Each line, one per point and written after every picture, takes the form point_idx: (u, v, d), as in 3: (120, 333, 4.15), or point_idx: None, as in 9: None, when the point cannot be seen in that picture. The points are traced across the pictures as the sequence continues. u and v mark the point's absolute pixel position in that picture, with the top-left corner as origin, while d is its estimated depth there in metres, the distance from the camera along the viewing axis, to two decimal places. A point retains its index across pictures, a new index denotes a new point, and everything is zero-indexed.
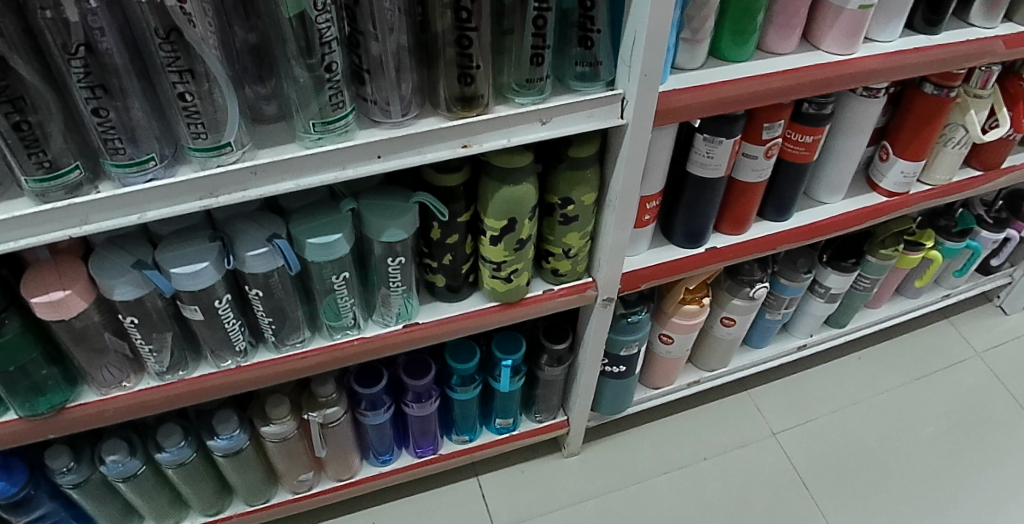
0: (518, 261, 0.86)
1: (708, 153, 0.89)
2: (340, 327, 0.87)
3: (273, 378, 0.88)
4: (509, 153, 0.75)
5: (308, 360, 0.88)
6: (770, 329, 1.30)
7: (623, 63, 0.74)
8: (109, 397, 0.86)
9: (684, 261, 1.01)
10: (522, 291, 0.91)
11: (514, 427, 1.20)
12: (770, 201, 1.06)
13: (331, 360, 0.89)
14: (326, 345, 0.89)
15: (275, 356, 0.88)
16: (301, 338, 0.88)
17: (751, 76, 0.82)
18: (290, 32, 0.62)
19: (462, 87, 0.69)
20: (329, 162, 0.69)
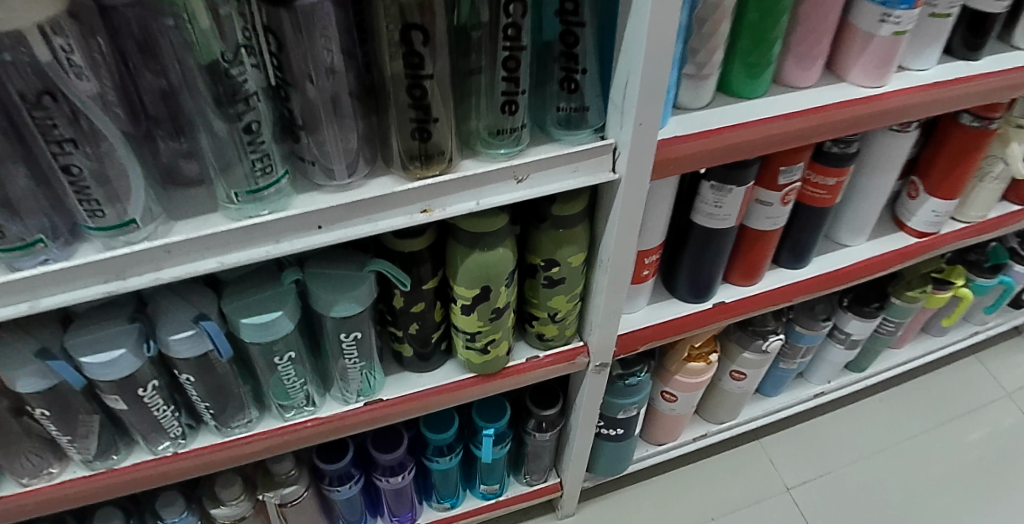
0: (495, 331, 0.75)
1: (716, 203, 0.77)
2: (291, 406, 0.76)
3: (216, 465, 0.77)
4: (481, 215, 0.64)
5: (256, 444, 0.77)
6: (784, 378, 1.18)
7: (615, 108, 0.63)
8: (30, 490, 0.73)
9: (688, 317, 0.89)
10: (501, 361, 0.80)
11: (501, 493, 1.08)
12: (786, 247, 0.94)
13: (286, 442, 0.78)
14: (278, 426, 0.77)
15: (217, 441, 0.76)
16: (247, 417, 0.76)
17: (764, 118, 0.71)
18: (201, 84, 0.51)
19: (419, 143, 0.57)
20: (260, 235, 0.57)
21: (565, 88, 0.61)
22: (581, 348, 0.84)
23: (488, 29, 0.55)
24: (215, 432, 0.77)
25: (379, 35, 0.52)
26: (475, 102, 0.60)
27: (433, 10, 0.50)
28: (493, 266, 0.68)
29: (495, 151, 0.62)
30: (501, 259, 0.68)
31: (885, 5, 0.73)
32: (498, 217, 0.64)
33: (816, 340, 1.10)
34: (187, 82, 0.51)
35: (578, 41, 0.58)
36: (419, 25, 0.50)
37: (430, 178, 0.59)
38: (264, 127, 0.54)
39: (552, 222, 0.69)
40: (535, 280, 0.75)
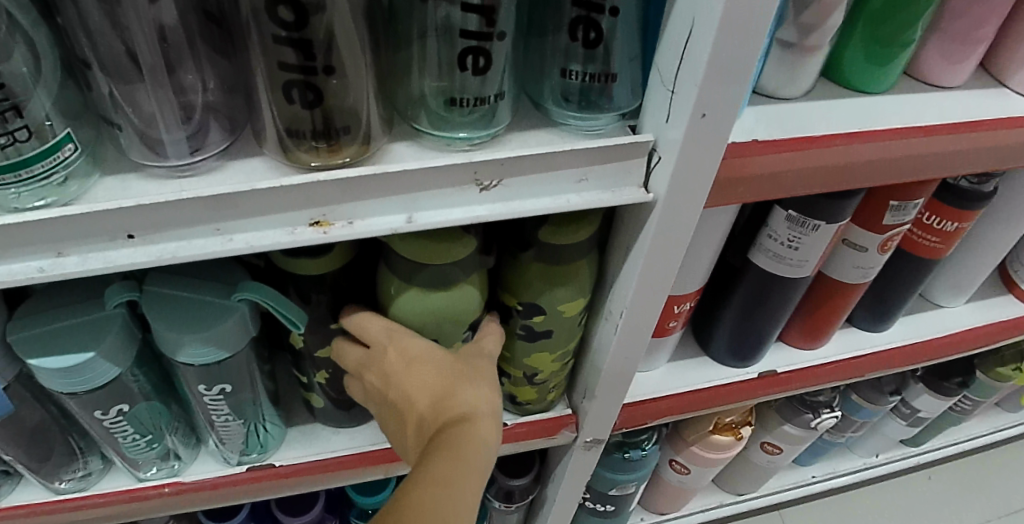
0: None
1: (790, 242, 0.52)
2: (144, 463, 0.53)
3: None
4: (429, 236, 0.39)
5: (92, 510, 0.54)
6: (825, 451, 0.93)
7: (659, 83, 0.37)
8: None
9: (725, 388, 0.64)
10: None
11: None
12: (863, 303, 0.69)
13: (138, 509, 0.55)
14: (126, 488, 0.54)
15: (40, 500, 0.53)
16: (84, 466, 0.54)
17: (889, 128, 0.45)
18: None
19: (302, 108, 0.32)
20: (27, 240, 0.33)
21: (578, 40, 0.36)
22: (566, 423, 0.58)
23: None
24: (41, 488, 0.53)
25: None
26: (415, 44, 0.35)
27: None
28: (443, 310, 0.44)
29: (449, 134, 0.37)
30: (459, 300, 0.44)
31: None
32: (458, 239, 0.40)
33: (874, 416, 0.85)
34: None
35: None
36: None
37: (330, 171, 0.35)
38: (13, 53, 0.30)
39: (538, 253, 0.44)
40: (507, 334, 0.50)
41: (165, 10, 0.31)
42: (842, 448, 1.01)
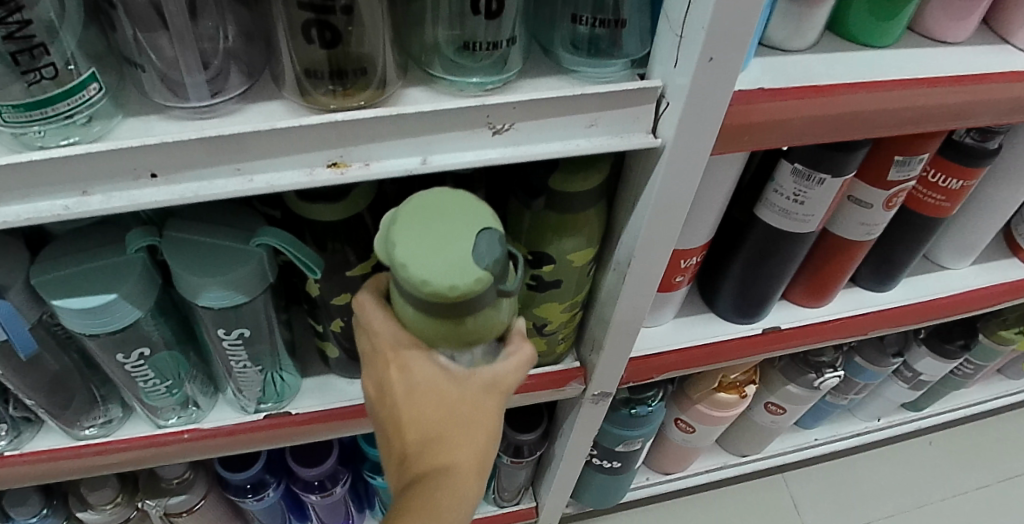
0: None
1: (795, 195, 0.52)
2: (164, 410, 0.55)
3: (59, 475, 0.55)
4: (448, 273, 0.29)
5: (111, 456, 0.55)
6: (826, 413, 0.95)
7: (669, 27, 0.38)
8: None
9: (731, 344, 0.65)
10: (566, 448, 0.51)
11: None
12: (868, 263, 0.69)
13: (156, 455, 0.56)
14: (145, 434, 0.56)
15: (63, 445, 0.55)
16: (104, 414, 0.55)
17: (895, 79, 0.46)
18: None
19: (323, 50, 0.33)
20: (54, 179, 0.34)
21: None
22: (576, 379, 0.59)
23: None
24: (63, 433, 0.55)
25: None
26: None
27: None
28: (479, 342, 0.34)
29: (463, 79, 0.37)
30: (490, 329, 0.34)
31: None
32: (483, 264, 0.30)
33: (876, 378, 0.86)
34: None
35: None
36: None
37: (346, 112, 0.35)
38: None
39: (548, 201, 0.45)
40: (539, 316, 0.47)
41: None
42: (844, 412, 1.03)
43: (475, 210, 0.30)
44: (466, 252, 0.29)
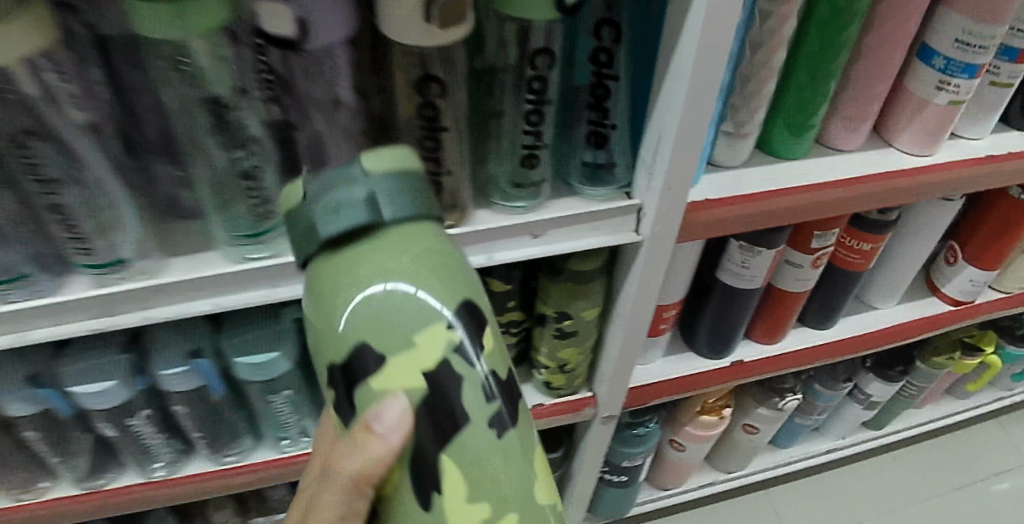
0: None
1: (743, 263, 0.72)
2: (285, 436, 0.73)
3: (205, 493, 0.73)
4: (318, 196, 0.32)
5: (245, 476, 0.73)
6: (798, 433, 1.10)
7: (642, 166, 0.59)
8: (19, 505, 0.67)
9: (705, 374, 0.84)
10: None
11: None
12: (811, 306, 0.88)
13: (278, 473, 0.74)
14: (272, 458, 0.74)
15: (210, 469, 0.72)
16: (240, 445, 0.73)
17: (805, 182, 0.65)
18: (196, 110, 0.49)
19: (431, 194, 0.54)
20: (255, 279, 0.53)
21: (591, 142, 0.58)
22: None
23: (512, 73, 0.53)
24: (210, 460, 0.73)
25: (394, 79, 0.50)
26: (494, 149, 0.57)
27: (455, 60, 0.50)
28: (357, 326, 0.31)
29: (513, 204, 0.58)
30: (371, 309, 0.31)
31: (944, 71, 0.62)
32: (340, 206, 0.31)
33: (833, 400, 1.02)
34: (177, 103, 0.49)
35: (607, 93, 0.56)
36: (438, 77, 0.49)
37: (441, 229, 0.56)
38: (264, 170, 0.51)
39: (566, 276, 0.64)
40: (472, 407, 0.31)
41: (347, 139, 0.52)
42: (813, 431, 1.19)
43: (378, 159, 0.32)
44: (340, 185, 0.31)
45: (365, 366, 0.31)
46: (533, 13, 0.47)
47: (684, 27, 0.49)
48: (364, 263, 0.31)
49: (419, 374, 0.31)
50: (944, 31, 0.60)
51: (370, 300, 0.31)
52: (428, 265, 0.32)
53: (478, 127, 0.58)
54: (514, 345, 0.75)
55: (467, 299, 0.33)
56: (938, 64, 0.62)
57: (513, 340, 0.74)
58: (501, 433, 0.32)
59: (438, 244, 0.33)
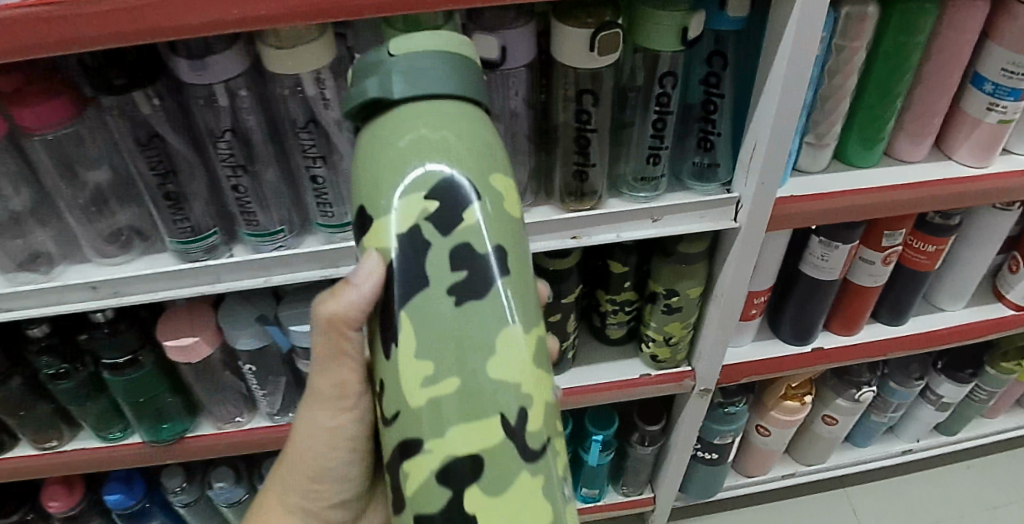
0: (387, 393, 0.38)
1: (823, 256, 0.84)
2: None
3: None
4: (361, 68, 0.40)
5: None
6: (874, 431, 1.13)
7: (740, 168, 0.73)
8: (224, 432, 0.85)
9: (788, 358, 0.94)
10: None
11: (600, 498, 1.10)
12: (885, 304, 0.96)
13: None
14: None
15: None
16: None
17: (873, 186, 0.78)
18: None
19: (578, 182, 0.71)
20: None
21: (701, 147, 0.74)
22: (552, 493, 0.36)
23: (643, 92, 0.71)
24: None
25: (557, 93, 0.68)
26: (628, 150, 0.74)
27: (603, 80, 0.66)
28: (366, 176, 0.39)
29: (637, 193, 0.74)
30: (379, 166, 0.37)
31: (993, 95, 0.75)
32: (368, 78, 0.38)
33: (908, 399, 1.06)
34: None
35: (716, 108, 0.71)
36: (590, 91, 0.66)
37: (580, 210, 0.72)
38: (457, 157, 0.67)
39: (675, 258, 0.79)
40: (434, 269, 0.36)
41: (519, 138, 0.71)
42: (886, 431, 1.20)
43: (404, 44, 0.38)
44: (373, 59, 0.39)
45: (365, 215, 0.39)
46: (664, 45, 0.64)
47: (777, 53, 0.64)
48: (379, 126, 0.38)
49: (396, 230, 0.36)
50: (991, 62, 0.73)
51: (376, 157, 0.38)
52: (442, 141, 0.36)
53: (613, 135, 0.75)
54: (626, 323, 0.90)
55: (475, 187, 0.36)
56: (987, 89, 0.75)
57: (625, 317, 0.90)
58: (462, 303, 0.35)
59: (450, 132, 0.37)
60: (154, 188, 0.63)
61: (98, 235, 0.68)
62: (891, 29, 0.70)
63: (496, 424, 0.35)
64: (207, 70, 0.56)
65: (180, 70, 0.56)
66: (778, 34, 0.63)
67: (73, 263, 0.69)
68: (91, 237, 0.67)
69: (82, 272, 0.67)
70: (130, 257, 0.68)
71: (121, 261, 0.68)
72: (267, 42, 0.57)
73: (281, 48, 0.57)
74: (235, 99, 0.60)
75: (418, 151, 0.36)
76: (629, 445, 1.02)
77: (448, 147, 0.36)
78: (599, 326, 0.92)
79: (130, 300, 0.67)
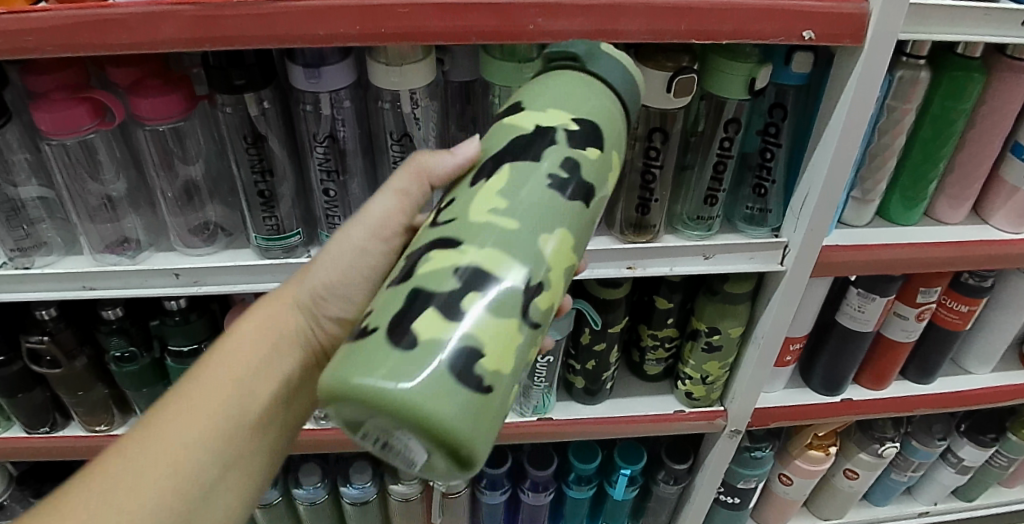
0: (435, 220, 0.41)
1: (860, 307, 0.87)
2: None
3: None
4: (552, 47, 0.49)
5: None
6: (894, 491, 1.14)
7: (791, 215, 0.77)
8: None
9: (819, 407, 0.95)
10: (406, 377, 0.32)
11: None
12: (913, 362, 0.99)
13: None
14: None
15: None
16: None
17: (913, 242, 0.82)
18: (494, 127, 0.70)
19: (639, 215, 0.75)
20: None
21: (756, 192, 0.78)
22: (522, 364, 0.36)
23: (705, 137, 0.75)
24: None
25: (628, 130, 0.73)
26: (687, 190, 0.78)
27: (673, 121, 0.71)
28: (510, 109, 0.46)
29: (688, 231, 0.79)
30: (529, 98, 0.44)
31: None
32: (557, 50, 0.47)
33: (930, 459, 1.08)
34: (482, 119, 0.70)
35: (773, 157, 0.76)
36: (660, 129, 0.71)
37: (638, 241, 0.76)
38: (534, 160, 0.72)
39: (721, 296, 0.82)
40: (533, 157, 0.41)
41: None
42: (905, 493, 1.21)
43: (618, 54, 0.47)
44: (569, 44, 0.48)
45: (520, 105, 0.44)
46: (732, 92, 0.68)
47: (836, 106, 0.68)
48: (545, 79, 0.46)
49: (532, 125, 0.42)
50: None
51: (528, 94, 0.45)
52: (587, 102, 0.44)
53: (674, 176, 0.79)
54: (665, 360, 0.93)
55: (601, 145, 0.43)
56: None
57: (664, 354, 0.92)
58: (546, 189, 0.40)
59: (596, 100, 0.44)
60: (250, 185, 0.68)
61: (186, 226, 0.73)
62: (939, 96, 0.75)
63: (519, 273, 0.36)
64: (320, 79, 0.61)
65: (294, 77, 0.62)
66: (838, 90, 0.68)
67: (159, 251, 0.73)
68: (179, 227, 0.73)
69: (166, 260, 0.71)
70: (212, 249, 0.73)
71: (205, 252, 0.72)
72: (376, 59, 0.62)
73: (391, 65, 0.61)
74: (337, 109, 0.65)
75: (565, 94, 0.44)
76: (654, 482, 1.03)
77: (604, 120, 0.44)
78: (638, 361, 0.95)
79: (207, 289, 0.70)
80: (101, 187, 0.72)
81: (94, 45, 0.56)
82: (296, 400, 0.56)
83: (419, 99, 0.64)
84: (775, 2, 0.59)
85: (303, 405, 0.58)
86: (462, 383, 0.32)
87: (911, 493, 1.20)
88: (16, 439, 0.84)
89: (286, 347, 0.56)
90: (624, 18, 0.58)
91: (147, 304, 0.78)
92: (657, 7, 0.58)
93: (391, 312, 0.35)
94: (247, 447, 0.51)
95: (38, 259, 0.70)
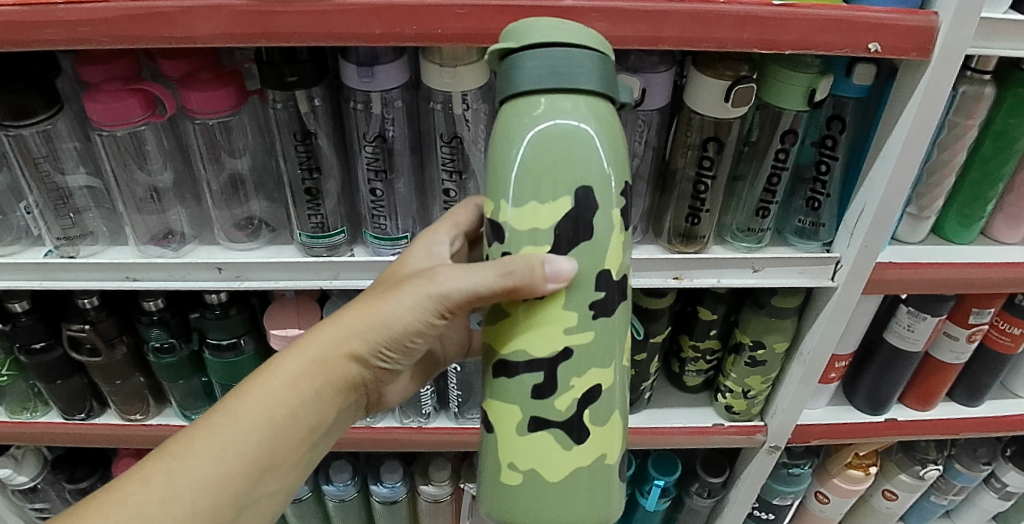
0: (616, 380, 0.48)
1: (909, 326, 0.85)
2: None
3: (448, 446, 0.89)
4: (539, 43, 0.42)
5: None
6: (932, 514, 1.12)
7: (844, 229, 0.74)
8: None
9: (861, 425, 0.93)
10: (610, 496, 0.49)
11: None
12: (960, 384, 0.96)
13: None
14: None
15: (451, 425, 0.89)
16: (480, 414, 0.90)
17: (970, 262, 0.79)
18: None
19: (688, 225, 0.73)
20: None
21: (810, 206, 0.76)
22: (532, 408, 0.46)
23: (759, 148, 0.74)
24: (449, 418, 0.90)
25: (679, 139, 0.71)
26: (738, 202, 0.77)
27: (727, 131, 0.69)
28: (507, 138, 0.43)
29: (737, 243, 0.77)
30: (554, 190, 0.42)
31: None
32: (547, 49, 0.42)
33: (972, 483, 1.05)
34: None
35: (828, 169, 0.73)
36: (714, 138, 0.69)
37: (685, 251, 0.74)
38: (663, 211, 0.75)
39: (768, 310, 0.80)
40: (609, 226, 0.44)
41: (629, 170, 0.75)
42: (943, 515, 1.18)
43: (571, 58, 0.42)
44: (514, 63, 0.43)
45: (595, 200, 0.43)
46: (789, 102, 0.66)
47: (898, 120, 0.66)
48: (546, 82, 0.42)
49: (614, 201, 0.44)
50: None
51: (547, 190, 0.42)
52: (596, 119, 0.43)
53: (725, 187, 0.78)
54: (705, 372, 0.92)
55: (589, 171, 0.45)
56: None
57: (705, 366, 0.92)
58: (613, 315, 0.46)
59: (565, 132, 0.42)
60: (297, 182, 0.68)
61: (231, 220, 0.73)
62: (1004, 111, 0.72)
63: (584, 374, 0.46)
64: (373, 78, 0.60)
65: (346, 75, 0.61)
66: (901, 102, 0.65)
67: (202, 244, 0.73)
68: (224, 220, 0.73)
69: (209, 253, 0.71)
70: (256, 244, 0.72)
71: (249, 247, 0.72)
72: (429, 59, 0.60)
73: (444, 66, 0.60)
74: (387, 109, 0.65)
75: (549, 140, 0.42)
76: (688, 494, 1.02)
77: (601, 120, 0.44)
78: (677, 372, 0.95)
79: (249, 284, 0.70)
80: (148, 177, 0.73)
81: (144, 37, 0.54)
82: (322, 439, 0.52)
83: (471, 101, 0.63)
84: (841, 13, 0.57)
85: (331, 437, 0.54)
86: (587, 491, 0.48)
87: (950, 515, 1.18)
88: (54, 425, 0.86)
89: (328, 393, 0.49)
90: (686, 26, 0.56)
91: (188, 297, 0.78)
92: (716, 14, 0.56)
93: (603, 451, 0.48)
94: (264, 485, 0.48)
95: (83, 248, 0.70)
